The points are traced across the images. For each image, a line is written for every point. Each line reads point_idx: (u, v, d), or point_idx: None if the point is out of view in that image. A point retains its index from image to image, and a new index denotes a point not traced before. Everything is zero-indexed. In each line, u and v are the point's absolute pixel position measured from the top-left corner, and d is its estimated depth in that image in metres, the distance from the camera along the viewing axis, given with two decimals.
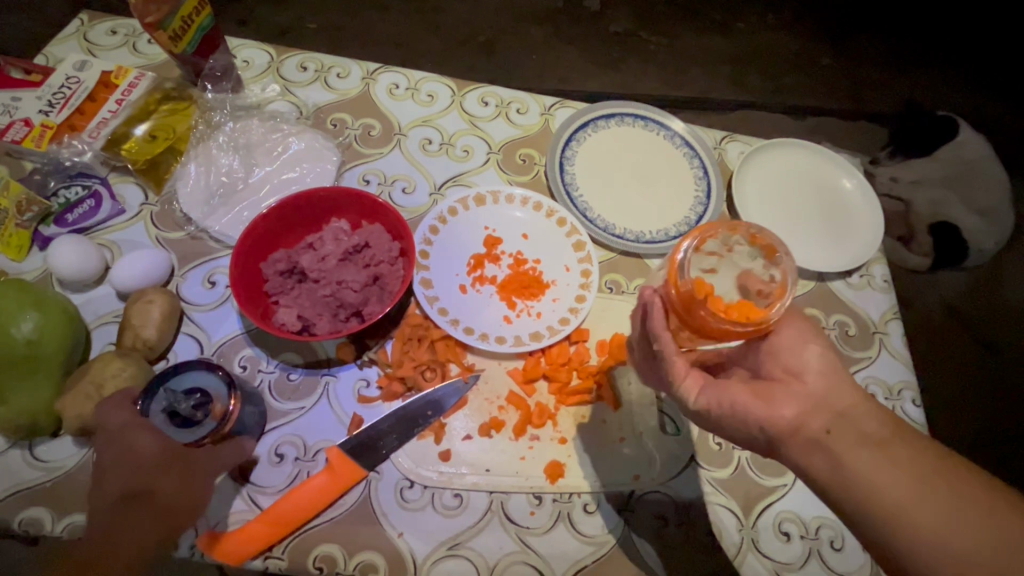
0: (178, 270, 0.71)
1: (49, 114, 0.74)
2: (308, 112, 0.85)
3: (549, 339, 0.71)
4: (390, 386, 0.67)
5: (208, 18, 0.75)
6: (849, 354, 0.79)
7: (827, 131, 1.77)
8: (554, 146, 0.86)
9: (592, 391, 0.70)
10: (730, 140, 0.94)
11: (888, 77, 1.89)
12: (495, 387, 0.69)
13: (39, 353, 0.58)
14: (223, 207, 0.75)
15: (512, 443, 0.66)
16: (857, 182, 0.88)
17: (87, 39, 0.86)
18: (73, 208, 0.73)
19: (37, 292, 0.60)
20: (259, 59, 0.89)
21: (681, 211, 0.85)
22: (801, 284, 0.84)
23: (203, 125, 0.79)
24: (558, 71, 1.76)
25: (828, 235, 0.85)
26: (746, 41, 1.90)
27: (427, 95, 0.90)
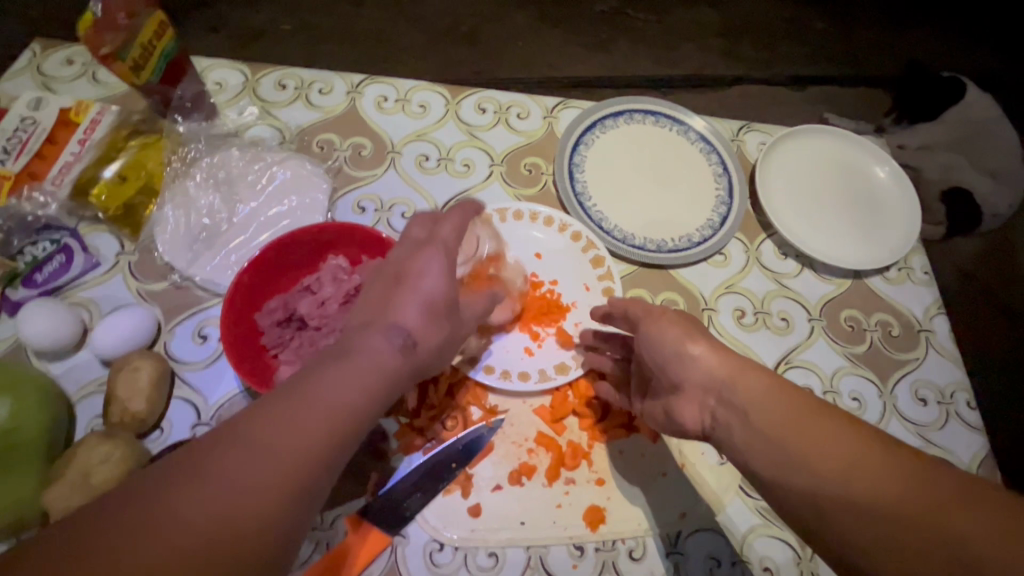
0: (164, 325, 0.65)
1: (5, 163, 0.67)
2: (291, 135, 0.78)
3: (576, 372, 0.65)
4: (407, 438, 0.61)
5: (170, 43, 0.68)
6: (895, 357, 0.74)
7: (831, 101, 1.69)
8: (562, 153, 0.80)
9: (626, 423, 0.64)
10: (748, 130, 0.88)
11: (887, 38, 1.80)
12: (522, 429, 0.64)
13: (15, 443, 0.52)
14: (208, 251, 0.68)
15: (545, 490, 0.61)
16: (889, 168, 0.82)
17: (42, 71, 0.78)
18: (42, 266, 0.66)
19: (10, 375, 0.54)
20: (232, 79, 0.81)
21: (704, 213, 0.79)
22: (838, 283, 0.78)
23: (177, 161, 0.72)
24: (546, 56, 1.67)
25: (864, 227, 0.79)
26: (739, 12, 1.82)
27: (418, 105, 0.83)
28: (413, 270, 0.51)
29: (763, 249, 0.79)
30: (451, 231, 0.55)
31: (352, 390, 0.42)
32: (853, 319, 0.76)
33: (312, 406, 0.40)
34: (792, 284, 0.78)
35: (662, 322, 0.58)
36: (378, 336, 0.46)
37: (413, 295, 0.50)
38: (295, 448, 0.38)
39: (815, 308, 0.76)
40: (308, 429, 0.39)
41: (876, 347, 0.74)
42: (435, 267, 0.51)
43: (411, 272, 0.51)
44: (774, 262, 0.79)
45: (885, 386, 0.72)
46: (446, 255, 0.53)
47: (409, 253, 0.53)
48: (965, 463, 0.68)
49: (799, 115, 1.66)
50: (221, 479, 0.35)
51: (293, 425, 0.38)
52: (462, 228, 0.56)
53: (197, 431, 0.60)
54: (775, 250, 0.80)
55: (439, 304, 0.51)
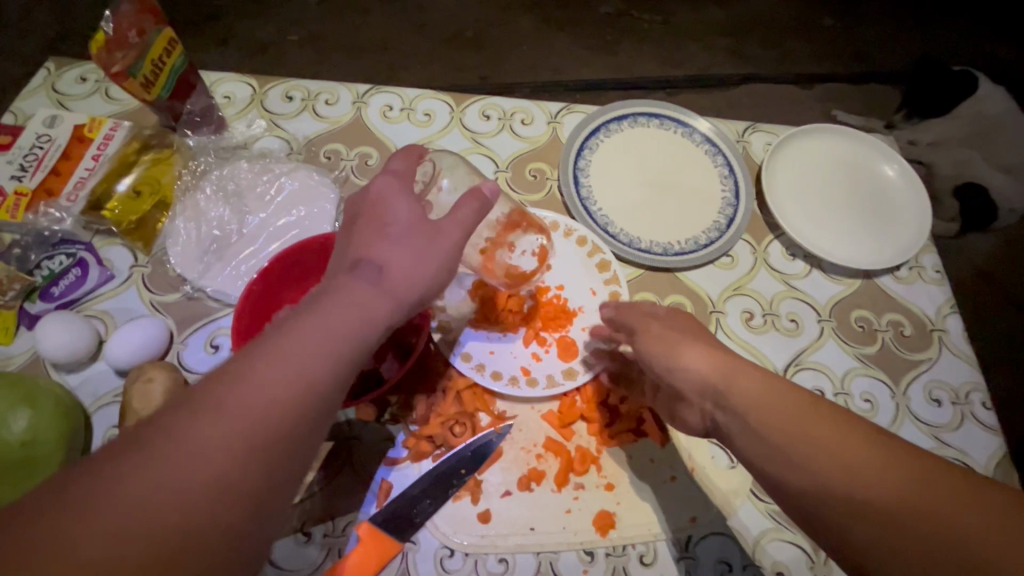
0: (177, 335, 0.66)
1: (22, 180, 0.69)
2: (299, 146, 0.80)
3: (583, 377, 0.65)
4: (417, 445, 0.61)
5: (180, 58, 0.69)
6: (907, 357, 0.73)
7: (838, 98, 1.67)
8: (566, 158, 0.80)
9: (634, 428, 0.64)
10: (754, 131, 0.87)
11: (894, 33, 1.79)
12: (530, 434, 0.64)
13: (34, 454, 0.53)
14: (218, 262, 0.69)
15: (555, 495, 0.61)
16: (898, 166, 0.81)
17: (57, 89, 0.80)
18: (59, 280, 0.67)
19: (28, 386, 0.55)
20: (240, 92, 0.83)
21: (711, 215, 0.79)
22: (847, 283, 0.77)
23: (188, 175, 0.73)
24: (550, 60, 1.68)
25: (872, 225, 0.78)
26: (743, 11, 1.81)
27: (424, 114, 0.84)
28: (377, 208, 0.50)
29: (770, 250, 0.79)
30: (405, 163, 0.54)
31: (309, 354, 0.40)
32: (864, 319, 0.75)
33: (264, 376, 0.38)
34: (800, 285, 0.77)
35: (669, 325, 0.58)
36: (344, 275, 0.46)
37: (383, 232, 0.48)
38: (247, 419, 0.37)
39: (825, 308, 0.76)
40: (260, 402, 0.38)
41: (887, 347, 0.73)
42: (397, 196, 0.50)
43: (376, 211, 0.50)
44: (782, 263, 0.78)
45: (897, 387, 0.71)
46: (406, 191, 0.51)
47: (365, 195, 0.52)
48: (982, 465, 0.67)
49: (805, 113, 1.65)
50: (171, 454, 0.34)
51: (247, 397, 0.37)
52: (415, 161, 0.55)
53: None
54: (783, 251, 0.79)
55: (411, 233, 0.48)
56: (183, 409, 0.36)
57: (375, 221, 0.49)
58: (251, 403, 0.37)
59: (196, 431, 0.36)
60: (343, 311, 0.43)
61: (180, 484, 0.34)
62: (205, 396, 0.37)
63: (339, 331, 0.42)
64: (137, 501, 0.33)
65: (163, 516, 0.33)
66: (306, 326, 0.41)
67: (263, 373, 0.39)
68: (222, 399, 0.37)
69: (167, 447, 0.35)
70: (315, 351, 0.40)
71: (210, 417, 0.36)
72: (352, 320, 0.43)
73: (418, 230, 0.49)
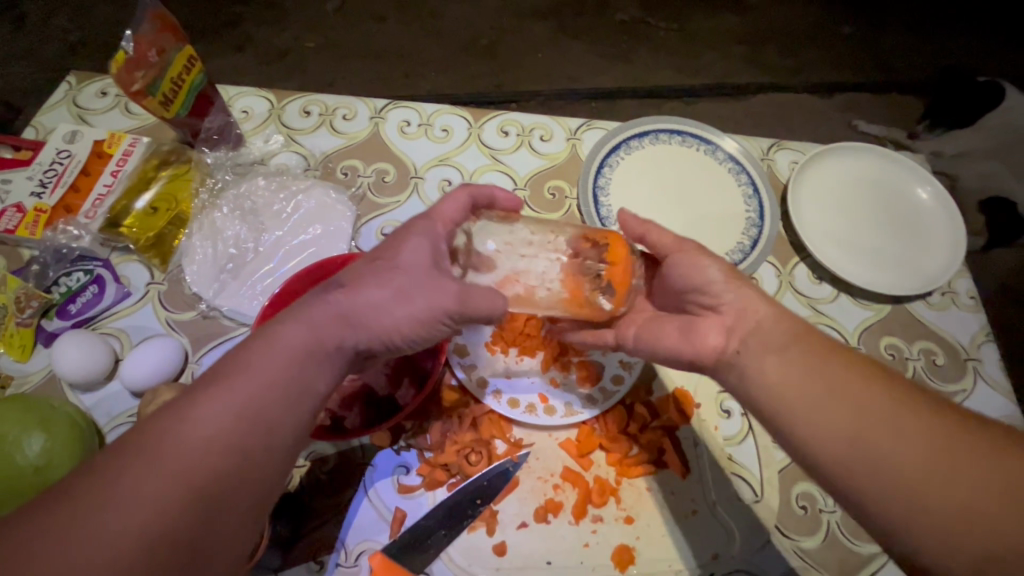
0: (191, 355, 0.66)
1: (42, 197, 0.69)
2: (316, 162, 0.79)
3: (602, 405, 0.64)
4: (432, 473, 0.60)
5: (199, 76, 0.69)
6: (940, 388, 0.70)
7: (861, 108, 1.63)
8: (586, 175, 0.78)
9: (654, 458, 0.62)
10: (779, 148, 0.85)
11: (917, 42, 1.74)
12: (548, 463, 0.62)
13: (46, 479, 0.52)
14: (234, 281, 0.69)
15: (572, 528, 0.59)
16: (931, 188, 0.78)
17: (77, 103, 0.80)
18: (76, 297, 0.67)
19: (43, 409, 0.55)
20: (258, 107, 0.82)
21: (734, 237, 0.77)
22: (876, 309, 0.75)
23: (205, 192, 0.73)
24: (565, 67, 1.66)
25: (903, 250, 0.75)
26: (762, 18, 1.78)
27: (441, 129, 0.83)
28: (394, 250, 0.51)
29: (796, 273, 0.77)
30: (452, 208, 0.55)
31: (257, 382, 0.42)
32: (894, 347, 0.72)
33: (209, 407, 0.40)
34: (827, 310, 0.75)
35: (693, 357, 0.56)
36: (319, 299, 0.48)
37: (391, 271, 0.50)
38: (209, 445, 0.39)
39: (853, 335, 0.73)
40: (223, 430, 0.40)
41: (919, 377, 0.71)
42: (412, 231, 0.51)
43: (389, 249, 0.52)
44: (808, 287, 0.76)
45: None
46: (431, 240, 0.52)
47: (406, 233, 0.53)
48: None
49: (826, 123, 1.61)
50: (117, 493, 0.35)
51: (192, 429, 0.39)
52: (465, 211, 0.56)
53: None
54: (809, 274, 0.77)
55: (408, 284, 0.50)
56: (127, 448, 0.37)
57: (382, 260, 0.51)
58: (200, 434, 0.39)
59: (145, 466, 0.36)
60: (296, 337, 0.45)
61: (130, 518, 0.35)
62: (149, 433, 0.38)
63: (288, 361, 0.43)
64: (84, 543, 0.33)
65: (113, 550, 0.34)
66: (253, 359, 0.43)
67: (209, 404, 0.40)
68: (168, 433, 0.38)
69: (111, 485, 0.35)
70: (260, 378, 0.42)
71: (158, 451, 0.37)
72: (302, 344, 0.45)
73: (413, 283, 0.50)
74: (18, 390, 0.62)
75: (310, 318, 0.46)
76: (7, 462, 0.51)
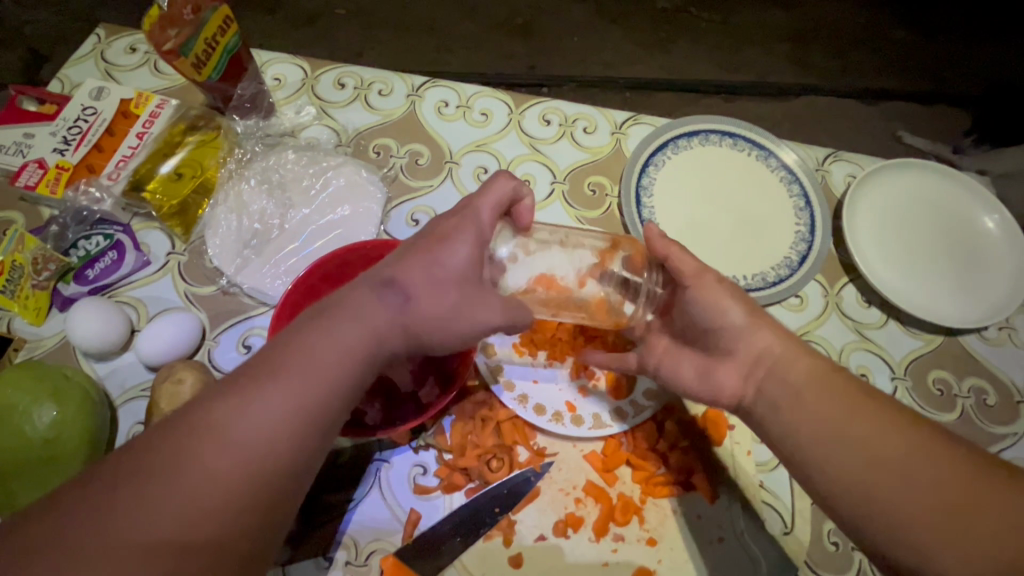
0: (209, 332, 0.63)
1: (64, 154, 0.66)
2: (348, 138, 0.75)
3: (632, 421, 0.61)
4: (449, 476, 0.58)
5: (234, 38, 0.65)
6: (989, 428, 0.67)
7: (906, 119, 1.53)
8: (629, 173, 0.74)
9: (682, 480, 0.59)
10: (835, 159, 0.81)
11: (971, 52, 1.63)
12: (570, 475, 0.60)
13: (56, 454, 0.51)
14: (257, 257, 0.66)
15: (592, 546, 0.57)
16: (998, 215, 0.73)
17: (105, 58, 0.77)
18: (95, 262, 0.65)
19: (55, 378, 0.53)
20: (291, 75, 0.79)
21: (782, 251, 0.72)
22: (927, 340, 0.71)
23: (232, 162, 0.69)
24: (601, 53, 1.59)
25: (960, 278, 0.71)
26: (810, 16, 1.68)
27: (480, 113, 0.79)
28: (435, 238, 0.48)
29: (844, 294, 0.73)
30: (494, 195, 0.52)
31: (286, 397, 0.40)
32: (943, 382, 0.69)
33: (234, 424, 0.38)
34: (874, 337, 0.71)
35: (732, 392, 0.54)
36: (372, 293, 0.45)
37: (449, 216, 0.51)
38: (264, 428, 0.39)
39: (900, 365, 0.69)
40: (271, 413, 0.39)
41: (967, 415, 0.67)
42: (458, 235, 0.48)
43: (446, 234, 0.49)
44: (856, 310, 0.72)
45: None
46: (477, 234, 0.49)
47: (443, 219, 0.51)
48: None
49: (867, 130, 1.52)
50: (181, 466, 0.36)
51: (225, 431, 0.38)
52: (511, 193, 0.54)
53: None
54: (858, 297, 0.72)
55: (460, 283, 0.47)
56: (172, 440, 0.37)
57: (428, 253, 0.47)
58: (228, 451, 0.37)
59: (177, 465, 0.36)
60: (329, 361, 0.41)
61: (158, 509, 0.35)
62: (196, 419, 0.38)
63: (300, 390, 0.40)
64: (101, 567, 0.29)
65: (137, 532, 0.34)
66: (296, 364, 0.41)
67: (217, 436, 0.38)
68: (203, 429, 0.38)
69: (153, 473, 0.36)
70: (291, 393, 0.40)
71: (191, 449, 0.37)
72: (331, 364, 0.41)
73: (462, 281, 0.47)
74: (30, 355, 0.60)
75: (346, 321, 0.43)
76: (18, 433, 0.50)
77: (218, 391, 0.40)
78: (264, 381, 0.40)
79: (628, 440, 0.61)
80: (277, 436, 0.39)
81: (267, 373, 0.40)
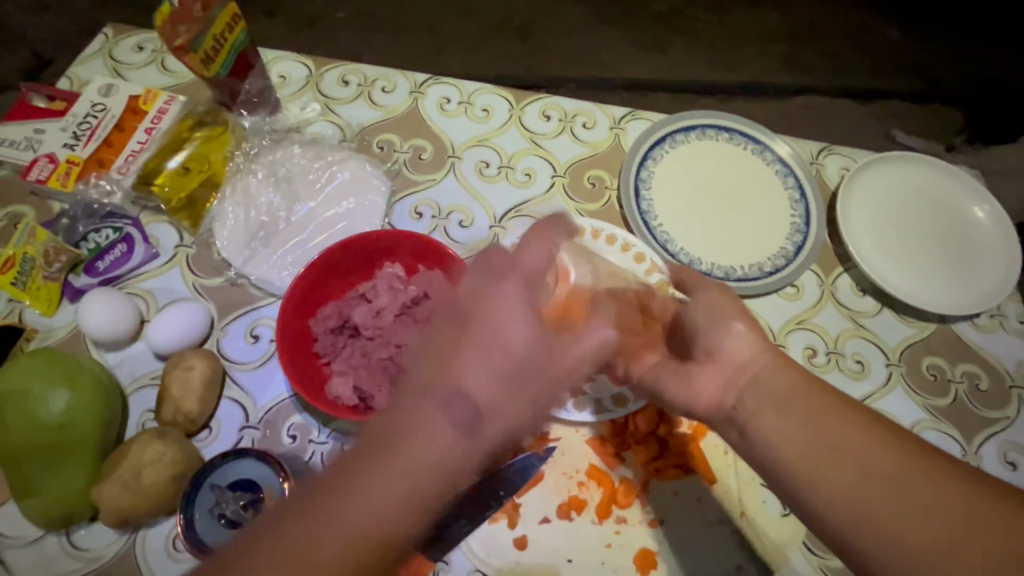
0: (218, 323, 0.64)
1: (74, 149, 0.68)
2: (352, 134, 0.77)
3: (633, 405, 0.62)
4: None
5: (242, 34, 0.67)
6: (981, 413, 0.68)
7: (899, 118, 1.55)
8: (628, 166, 0.75)
9: (683, 464, 0.61)
10: (829, 153, 0.82)
11: (963, 51, 1.65)
12: (573, 459, 0.61)
13: (69, 439, 0.52)
14: (265, 249, 0.67)
15: (595, 528, 0.58)
16: (989, 206, 0.75)
17: (114, 56, 0.79)
18: (105, 254, 0.66)
19: (68, 363, 0.54)
20: (296, 73, 0.80)
21: (778, 242, 0.74)
22: (920, 328, 0.72)
23: (240, 156, 0.71)
24: (598, 55, 1.61)
25: (953, 267, 0.72)
26: (804, 17, 1.71)
27: (482, 109, 0.80)
28: (493, 319, 0.42)
29: (839, 283, 0.74)
30: (537, 256, 0.45)
31: (402, 484, 0.38)
32: (936, 367, 0.70)
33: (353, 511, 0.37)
34: (869, 325, 0.72)
35: (701, 400, 0.52)
36: (439, 404, 0.40)
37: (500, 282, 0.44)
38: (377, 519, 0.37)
39: (894, 352, 0.71)
40: (388, 500, 0.38)
41: (960, 400, 0.69)
42: (517, 316, 0.42)
43: (494, 304, 0.43)
44: (850, 299, 0.73)
45: (968, 442, 0.66)
46: (531, 306, 0.43)
47: (486, 287, 0.44)
48: None
49: (861, 129, 1.54)
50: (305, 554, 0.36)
51: (345, 517, 0.37)
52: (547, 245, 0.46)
53: (244, 433, 0.59)
54: (852, 286, 0.74)
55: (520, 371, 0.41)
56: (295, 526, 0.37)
57: (482, 334, 0.42)
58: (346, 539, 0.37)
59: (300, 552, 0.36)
60: (430, 456, 0.38)
61: None
62: (317, 506, 0.38)
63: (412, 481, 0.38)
64: None
65: None
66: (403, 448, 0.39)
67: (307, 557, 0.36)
68: (324, 515, 0.37)
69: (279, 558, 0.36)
70: (402, 484, 0.38)
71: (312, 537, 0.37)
72: (438, 454, 0.38)
73: (532, 369, 0.42)
74: (42, 344, 0.62)
75: (438, 425, 0.39)
76: (32, 417, 0.51)
77: (337, 476, 0.39)
78: (380, 470, 0.38)
79: (629, 423, 0.62)
80: (392, 524, 0.38)
81: (380, 466, 0.38)
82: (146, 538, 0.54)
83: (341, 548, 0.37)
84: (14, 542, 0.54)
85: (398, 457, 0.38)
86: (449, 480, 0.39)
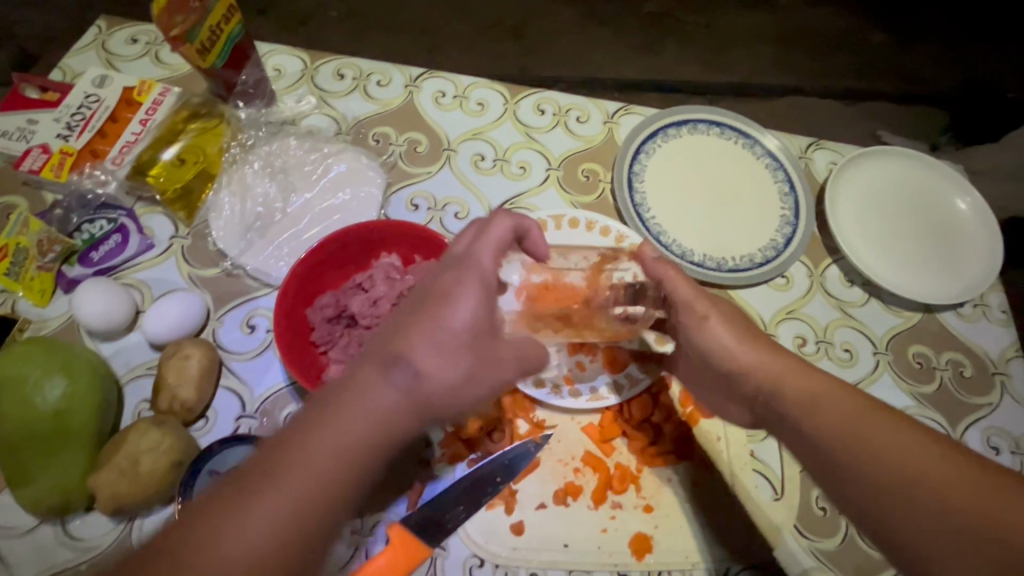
0: (214, 313, 0.64)
1: (68, 139, 0.67)
2: (347, 126, 0.77)
3: (627, 393, 0.63)
4: (452, 447, 0.60)
5: (236, 26, 0.67)
6: (965, 399, 0.70)
7: (886, 118, 1.58)
8: (621, 159, 0.76)
9: (677, 450, 0.62)
10: (817, 147, 0.84)
11: (946, 54, 1.69)
12: (569, 446, 0.62)
13: (66, 427, 0.51)
14: (261, 239, 0.67)
15: (591, 513, 0.59)
16: (970, 198, 0.77)
17: (107, 48, 0.78)
18: (99, 245, 0.66)
19: (65, 352, 0.54)
20: (291, 66, 0.80)
21: (767, 234, 0.75)
22: (906, 317, 0.74)
23: (235, 147, 0.71)
24: (590, 55, 1.62)
25: (936, 257, 0.74)
26: (792, 19, 1.74)
27: (476, 103, 0.81)
28: (441, 293, 0.46)
29: (828, 274, 0.76)
30: (496, 233, 0.50)
31: (338, 441, 0.39)
32: (922, 355, 0.72)
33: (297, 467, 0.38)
34: (857, 314, 0.74)
35: None
36: (383, 369, 0.42)
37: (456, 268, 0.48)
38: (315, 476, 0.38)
39: (882, 340, 0.72)
40: (325, 456, 0.39)
41: (946, 387, 0.70)
42: (466, 291, 0.45)
43: (449, 282, 0.46)
44: (839, 289, 0.75)
45: (953, 428, 0.68)
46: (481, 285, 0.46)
47: (441, 272, 0.48)
48: None
49: (849, 128, 1.57)
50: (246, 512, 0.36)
51: (285, 473, 0.38)
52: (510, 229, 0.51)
53: (241, 423, 0.59)
54: (841, 276, 0.76)
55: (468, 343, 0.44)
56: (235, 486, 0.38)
57: (432, 311, 0.45)
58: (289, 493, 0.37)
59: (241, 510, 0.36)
60: (369, 416, 0.40)
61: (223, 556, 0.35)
62: (261, 465, 0.38)
63: (349, 438, 0.39)
64: None
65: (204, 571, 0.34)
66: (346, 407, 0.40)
67: (249, 515, 0.36)
68: (265, 472, 0.38)
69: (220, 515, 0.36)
70: (340, 442, 0.39)
71: (253, 494, 0.37)
72: (378, 416, 0.40)
73: (476, 337, 0.45)
74: (36, 334, 0.61)
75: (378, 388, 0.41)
76: (29, 405, 0.51)
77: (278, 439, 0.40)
78: (321, 426, 0.39)
79: (625, 411, 0.63)
80: (330, 481, 0.38)
81: (321, 425, 0.40)
82: (143, 526, 0.54)
83: (286, 501, 0.37)
84: (8, 531, 0.53)
85: (340, 411, 0.40)
86: (388, 434, 0.41)
